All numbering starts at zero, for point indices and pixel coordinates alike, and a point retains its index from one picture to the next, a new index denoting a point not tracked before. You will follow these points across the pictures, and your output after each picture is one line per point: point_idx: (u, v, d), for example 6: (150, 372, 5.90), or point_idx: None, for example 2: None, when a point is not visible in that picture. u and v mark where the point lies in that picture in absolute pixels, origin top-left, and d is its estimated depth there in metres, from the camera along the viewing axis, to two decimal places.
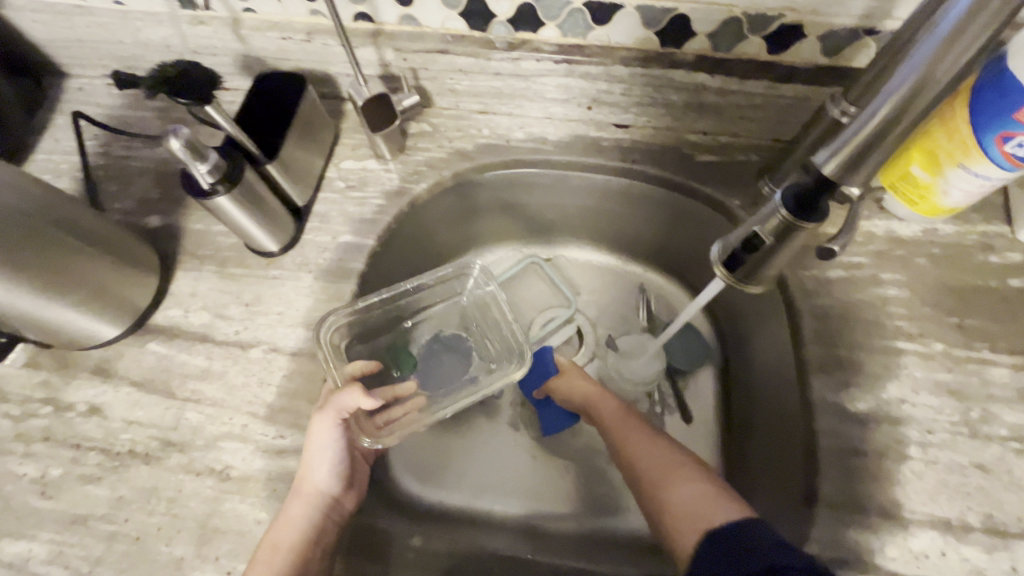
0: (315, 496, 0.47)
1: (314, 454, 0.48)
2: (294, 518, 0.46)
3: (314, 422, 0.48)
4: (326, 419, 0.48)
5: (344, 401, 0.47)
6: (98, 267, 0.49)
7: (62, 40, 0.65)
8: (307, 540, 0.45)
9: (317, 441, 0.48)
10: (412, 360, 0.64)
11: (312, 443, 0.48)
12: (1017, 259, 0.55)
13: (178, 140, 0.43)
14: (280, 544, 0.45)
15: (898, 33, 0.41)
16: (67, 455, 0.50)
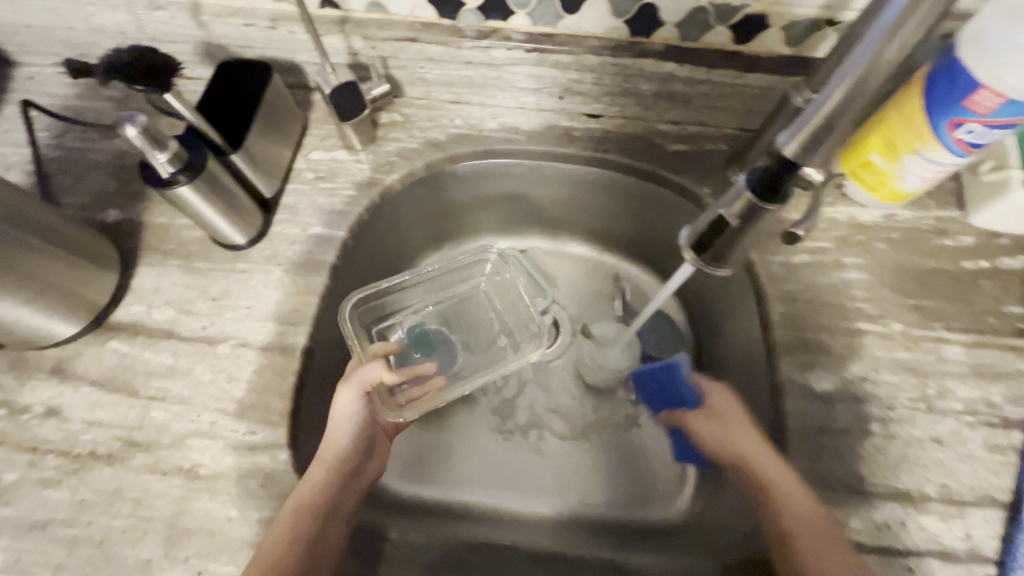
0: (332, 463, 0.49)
1: (337, 424, 0.51)
2: (315, 485, 0.46)
3: (337, 397, 0.52)
4: (350, 392, 0.52)
5: (368, 374, 0.52)
6: (51, 262, 0.47)
7: (8, 25, 0.62)
8: (328, 508, 0.46)
9: (343, 412, 0.52)
10: (428, 346, 0.68)
11: (336, 414, 0.52)
12: (970, 242, 0.58)
13: (133, 128, 0.41)
14: (302, 510, 0.45)
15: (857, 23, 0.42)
16: (23, 459, 0.48)
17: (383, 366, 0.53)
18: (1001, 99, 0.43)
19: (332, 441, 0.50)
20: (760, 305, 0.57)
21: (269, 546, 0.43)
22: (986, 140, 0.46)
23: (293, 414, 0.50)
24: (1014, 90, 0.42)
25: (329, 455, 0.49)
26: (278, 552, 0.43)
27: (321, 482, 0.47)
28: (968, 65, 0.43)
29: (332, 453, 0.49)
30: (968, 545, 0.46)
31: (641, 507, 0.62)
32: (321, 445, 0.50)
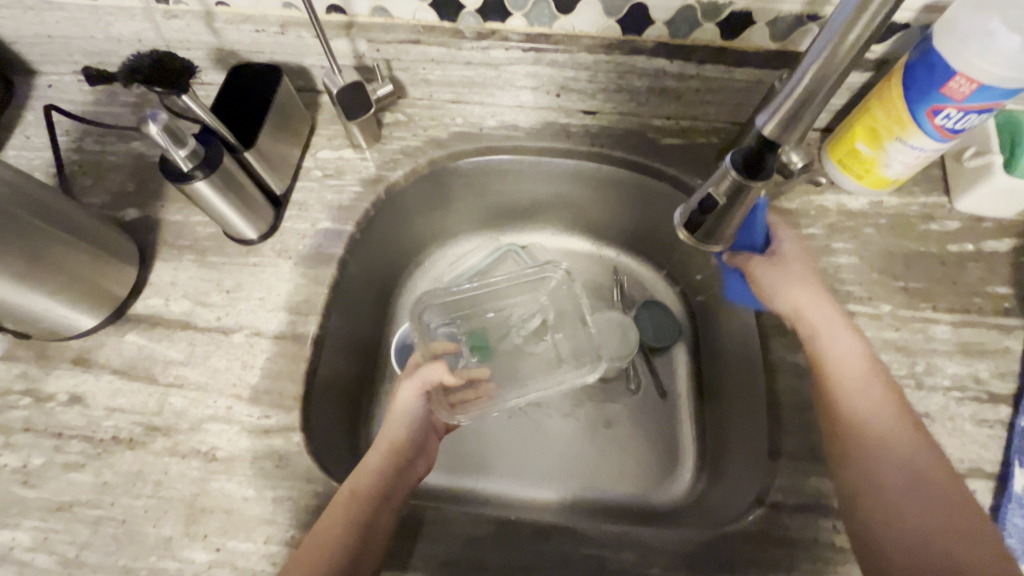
0: (388, 453, 0.50)
1: (396, 419, 0.53)
2: (370, 473, 0.48)
3: (400, 393, 0.54)
4: (411, 387, 0.54)
5: (430, 372, 0.54)
6: (76, 256, 0.50)
7: (31, 36, 0.65)
8: (382, 493, 0.47)
9: (403, 407, 0.53)
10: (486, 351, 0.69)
11: (396, 409, 0.54)
12: (956, 226, 0.60)
13: (156, 126, 0.44)
14: (357, 494, 0.46)
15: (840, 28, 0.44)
16: (50, 444, 0.50)
17: (444, 365, 0.54)
18: (976, 84, 0.45)
19: (390, 433, 0.52)
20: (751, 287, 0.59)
21: (326, 520, 0.44)
22: (964, 126, 0.48)
23: (305, 397, 0.53)
24: (988, 75, 0.44)
25: (388, 445, 0.51)
26: (331, 528, 0.44)
27: (376, 471, 0.48)
28: (943, 53, 0.46)
29: (389, 442, 0.51)
30: None
31: (647, 488, 0.64)
32: (381, 438, 0.52)
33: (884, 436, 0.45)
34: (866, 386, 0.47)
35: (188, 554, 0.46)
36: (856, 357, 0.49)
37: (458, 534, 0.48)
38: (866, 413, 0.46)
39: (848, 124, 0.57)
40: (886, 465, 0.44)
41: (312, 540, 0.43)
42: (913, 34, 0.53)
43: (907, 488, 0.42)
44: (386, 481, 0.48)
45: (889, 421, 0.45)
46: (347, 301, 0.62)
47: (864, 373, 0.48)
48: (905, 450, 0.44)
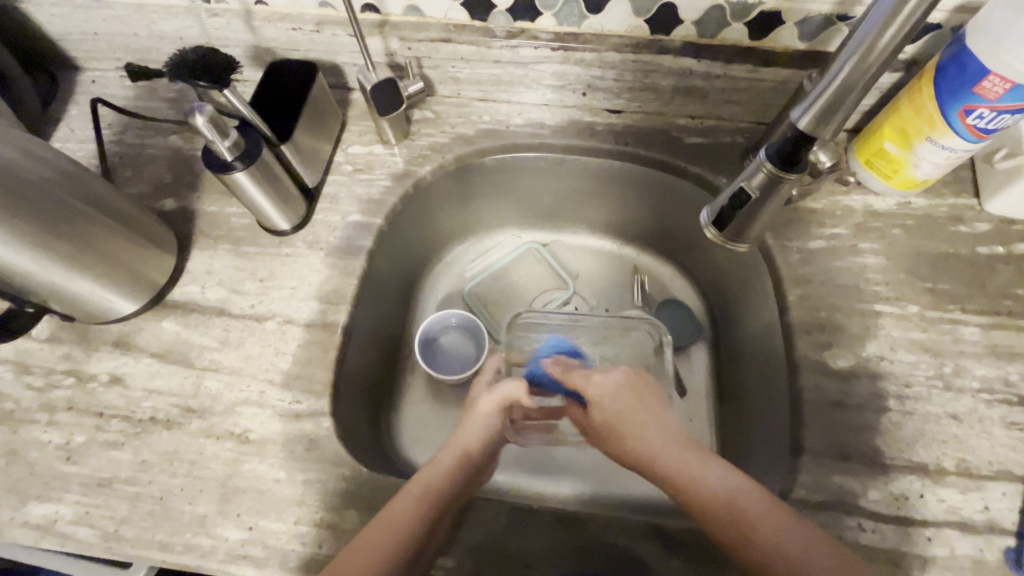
0: (459, 460, 0.51)
1: (473, 428, 0.54)
2: (439, 473, 0.49)
3: (480, 405, 0.56)
4: (490, 403, 0.56)
5: (508, 391, 0.56)
6: (120, 242, 0.52)
7: (79, 33, 0.68)
8: (448, 497, 0.48)
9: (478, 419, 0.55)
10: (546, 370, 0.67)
11: (474, 418, 0.55)
12: (986, 228, 0.59)
13: (201, 117, 0.45)
14: (428, 491, 0.46)
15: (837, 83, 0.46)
16: (91, 422, 0.52)
17: (523, 388, 0.57)
18: (1010, 84, 0.45)
19: (461, 443, 0.53)
20: (775, 285, 0.59)
21: (393, 511, 0.45)
22: (997, 126, 0.48)
23: (334, 384, 0.54)
24: (1022, 75, 0.44)
25: (458, 453, 0.52)
26: (398, 518, 0.44)
27: (445, 474, 0.49)
28: (976, 53, 0.46)
29: (462, 450, 0.52)
30: (986, 517, 0.47)
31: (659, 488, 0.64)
32: (453, 444, 0.53)
33: (745, 503, 0.44)
34: (688, 460, 0.48)
35: (221, 532, 0.47)
36: (668, 436, 0.51)
37: (493, 522, 0.48)
38: (700, 485, 0.46)
39: (876, 124, 0.57)
40: (784, 542, 0.42)
41: (374, 528, 0.44)
42: (946, 35, 0.53)
43: (799, 557, 0.41)
44: (451, 484, 0.49)
45: (724, 493, 0.45)
46: (374, 293, 0.64)
47: (670, 445, 0.50)
48: (784, 517, 0.43)
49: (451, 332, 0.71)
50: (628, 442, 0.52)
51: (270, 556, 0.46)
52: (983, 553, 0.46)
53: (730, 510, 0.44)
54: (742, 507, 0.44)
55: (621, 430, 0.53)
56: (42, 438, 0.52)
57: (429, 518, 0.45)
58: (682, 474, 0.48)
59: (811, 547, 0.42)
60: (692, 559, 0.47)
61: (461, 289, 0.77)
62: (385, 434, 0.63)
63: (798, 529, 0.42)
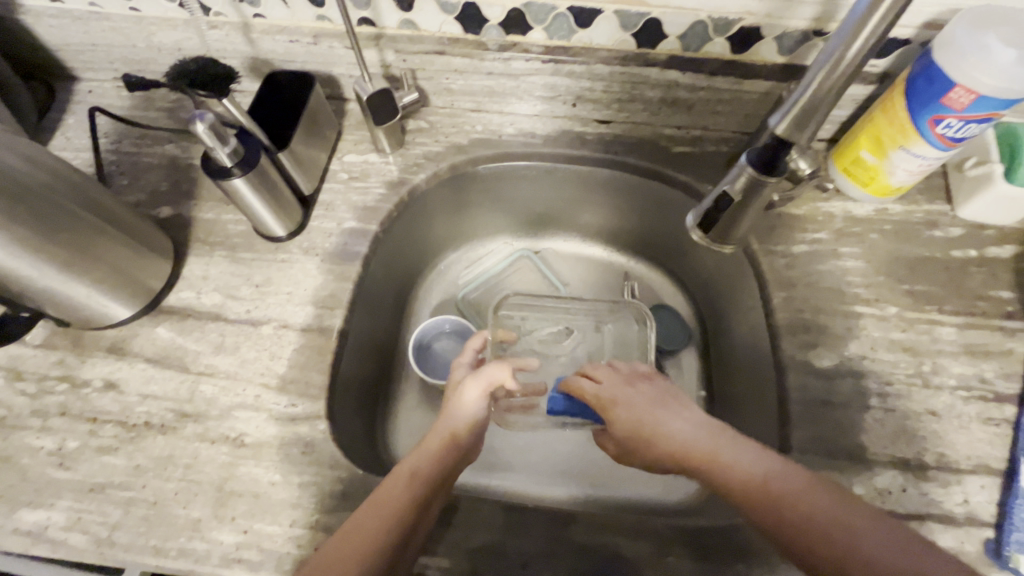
0: (450, 442, 0.49)
1: (458, 410, 0.51)
2: (428, 459, 0.47)
3: (463, 388, 0.53)
4: (475, 388, 0.53)
5: (493, 374, 0.53)
6: (118, 248, 0.52)
7: (77, 45, 0.69)
8: (436, 482, 0.46)
9: (467, 403, 0.52)
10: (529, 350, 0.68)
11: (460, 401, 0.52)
12: (959, 232, 0.62)
13: (201, 125, 0.46)
14: (417, 475, 0.46)
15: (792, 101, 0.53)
16: (84, 428, 0.52)
17: (507, 369, 0.54)
18: (975, 95, 0.47)
19: (450, 425, 0.50)
20: (760, 288, 0.61)
21: (385, 497, 0.44)
22: (964, 135, 0.50)
23: (330, 388, 0.54)
24: (986, 87, 0.46)
25: (447, 436, 0.49)
26: (389, 507, 0.43)
27: (434, 457, 0.48)
28: (942, 67, 0.48)
29: (451, 432, 0.50)
30: (966, 509, 0.49)
31: (652, 490, 0.64)
32: (441, 425, 0.50)
33: (782, 489, 0.41)
34: (723, 449, 0.44)
35: (216, 536, 0.47)
36: (696, 427, 0.47)
37: (490, 522, 0.49)
38: (731, 474, 0.43)
39: (853, 134, 0.60)
40: (824, 520, 0.39)
41: (361, 518, 0.43)
42: (914, 49, 0.56)
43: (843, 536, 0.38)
44: (441, 467, 0.47)
45: (762, 475, 0.42)
46: (369, 299, 0.64)
47: (696, 435, 0.46)
48: (820, 492, 0.41)
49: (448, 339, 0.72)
50: (659, 434, 0.47)
51: (265, 559, 0.46)
52: (964, 544, 0.48)
53: (772, 499, 0.41)
54: (783, 497, 0.41)
55: (649, 425, 0.48)
56: (34, 444, 0.52)
57: (418, 502, 0.44)
58: (716, 461, 0.44)
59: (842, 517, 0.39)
60: (682, 557, 0.48)
61: (455, 296, 0.78)
62: (380, 439, 0.64)
63: (846, 507, 0.40)
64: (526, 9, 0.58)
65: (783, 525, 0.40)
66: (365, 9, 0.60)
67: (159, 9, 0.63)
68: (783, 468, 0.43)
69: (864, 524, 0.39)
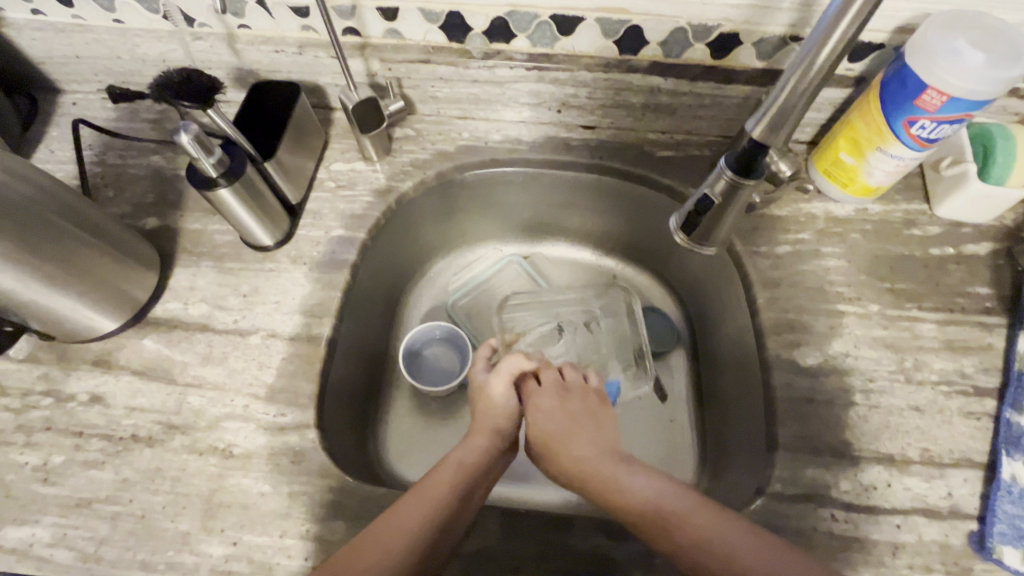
0: (492, 436, 0.53)
1: (495, 407, 0.56)
2: (472, 450, 0.51)
3: (493, 384, 0.57)
4: (501, 381, 0.57)
5: (512, 365, 0.58)
6: (103, 260, 0.52)
7: (60, 57, 0.69)
8: (482, 471, 0.50)
9: (497, 397, 0.56)
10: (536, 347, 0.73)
11: (490, 395, 0.56)
12: (938, 231, 0.63)
13: (186, 136, 0.46)
14: (464, 465, 0.49)
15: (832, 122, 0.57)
16: (70, 442, 0.52)
17: (528, 361, 0.59)
18: (946, 96, 0.48)
19: (491, 420, 0.55)
20: (746, 289, 0.62)
21: (431, 484, 0.47)
22: (938, 136, 0.51)
23: (319, 396, 0.54)
24: (957, 88, 0.47)
25: (490, 430, 0.54)
26: (434, 496, 0.46)
27: (480, 450, 0.52)
28: (914, 69, 0.49)
29: (493, 426, 0.54)
30: (950, 503, 0.50)
31: None
32: (483, 420, 0.55)
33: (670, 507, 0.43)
34: (615, 472, 0.47)
35: (205, 548, 0.47)
36: (598, 449, 0.50)
37: (481, 527, 0.49)
38: (618, 491, 0.45)
39: (831, 136, 0.61)
40: (709, 531, 0.40)
41: (400, 509, 0.44)
42: (888, 53, 0.57)
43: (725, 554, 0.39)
44: (485, 457, 0.51)
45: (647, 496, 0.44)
46: (358, 307, 0.64)
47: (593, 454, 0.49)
48: (709, 509, 0.42)
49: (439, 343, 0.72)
50: (558, 453, 0.50)
51: (255, 570, 0.46)
52: (949, 537, 0.48)
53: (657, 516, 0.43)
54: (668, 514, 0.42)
55: (551, 441, 0.51)
56: (18, 460, 0.51)
57: (465, 488, 0.48)
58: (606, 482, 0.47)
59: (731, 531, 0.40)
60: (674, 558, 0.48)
61: (445, 302, 0.79)
62: (371, 448, 0.63)
63: (737, 527, 0.40)
64: (509, 18, 0.58)
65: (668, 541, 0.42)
66: (349, 19, 0.60)
67: (143, 21, 0.63)
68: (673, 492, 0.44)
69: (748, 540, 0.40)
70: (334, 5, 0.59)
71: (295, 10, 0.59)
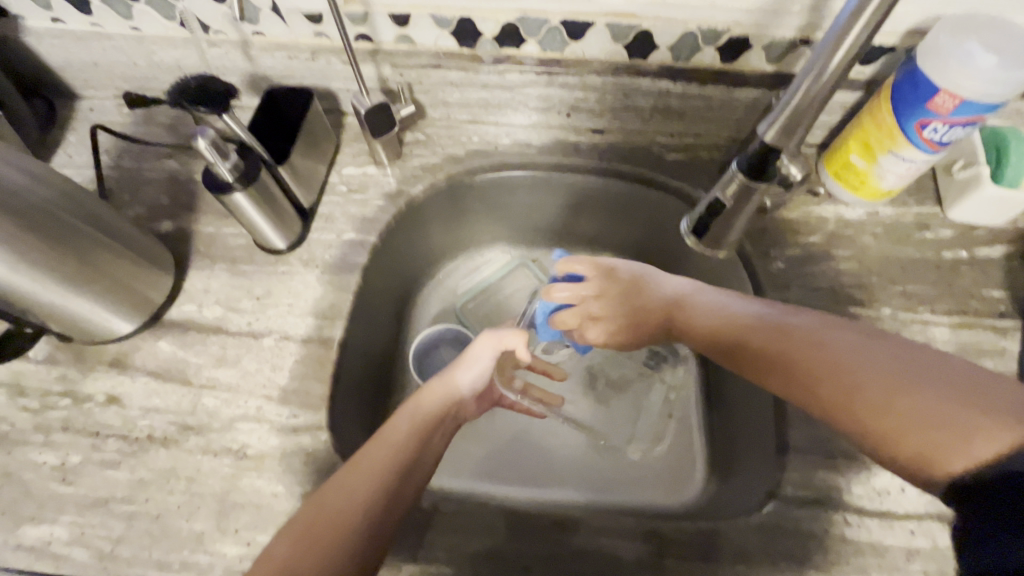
0: (449, 390, 0.56)
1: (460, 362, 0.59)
2: (432, 399, 0.54)
3: (476, 346, 0.59)
4: (487, 343, 0.60)
5: (509, 337, 0.60)
6: (120, 262, 0.53)
7: (78, 64, 0.70)
8: (438, 418, 0.53)
9: (471, 357, 0.59)
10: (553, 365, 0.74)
11: (468, 357, 0.59)
12: (950, 234, 0.63)
13: (203, 141, 0.48)
14: (420, 413, 0.52)
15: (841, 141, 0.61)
16: (87, 442, 0.53)
17: (524, 338, 0.61)
18: (959, 100, 0.48)
19: (454, 376, 0.58)
20: (756, 292, 0.62)
21: (392, 433, 0.49)
22: (950, 138, 0.51)
23: (331, 398, 0.55)
24: (968, 91, 0.47)
25: (450, 382, 0.57)
26: (395, 443, 0.48)
27: (436, 399, 0.55)
28: (925, 71, 0.49)
29: (453, 383, 0.57)
30: None
31: (651, 496, 0.65)
32: (446, 377, 0.57)
33: (754, 340, 0.50)
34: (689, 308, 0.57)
35: (219, 548, 0.47)
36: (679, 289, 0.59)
37: (490, 527, 0.49)
38: (697, 326, 0.56)
39: (842, 139, 0.61)
40: (787, 351, 0.47)
41: (365, 457, 0.46)
42: (899, 57, 0.57)
43: (842, 377, 0.42)
44: (440, 409, 0.54)
45: (723, 320, 0.53)
46: (368, 309, 0.65)
47: (659, 304, 0.60)
48: (817, 350, 0.45)
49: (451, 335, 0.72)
50: (636, 303, 0.61)
51: None
52: None
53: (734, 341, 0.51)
54: (743, 338, 0.51)
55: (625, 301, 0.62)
56: (37, 459, 0.52)
57: (424, 432, 0.51)
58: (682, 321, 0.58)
59: (863, 355, 0.43)
60: (683, 558, 0.48)
61: (453, 305, 0.79)
62: None
63: (870, 357, 0.42)
64: (520, 23, 0.59)
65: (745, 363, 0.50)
66: (362, 25, 0.61)
67: (159, 28, 0.64)
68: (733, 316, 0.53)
69: (875, 372, 0.41)
70: (346, 12, 0.59)
71: (308, 17, 0.60)
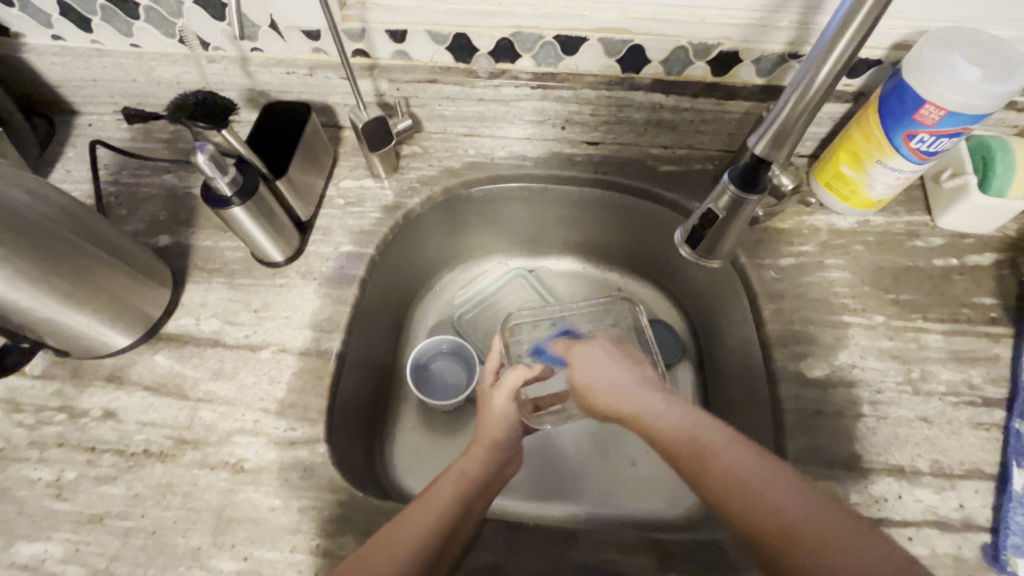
0: (492, 450, 0.54)
1: (492, 418, 0.55)
2: (473, 463, 0.52)
3: (494, 398, 0.57)
4: (502, 395, 0.57)
5: (512, 377, 0.57)
6: (119, 277, 0.53)
7: (77, 80, 0.70)
8: (481, 483, 0.51)
9: (498, 411, 0.56)
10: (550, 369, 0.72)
11: (491, 412, 0.56)
12: (940, 242, 0.64)
13: (202, 156, 0.48)
14: (462, 477, 0.50)
15: (837, 145, 0.61)
16: (83, 458, 0.52)
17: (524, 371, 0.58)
18: (944, 111, 0.49)
19: (491, 432, 0.55)
20: (751, 300, 0.62)
21: (433, 495, 0.48)
22: (937, 149, 0.52)
23: (329, 411, 0.55)
24: (954, 103, 0.48)
25: (488, 443, 0.54)
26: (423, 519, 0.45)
27: (479, 464, 0.52)
28: (912, 84, 0.50)
29: (490, 440, 0.54)
30: (962, 515, 0.49)
31: (652, 506, 0.65)
32: (480, 437, 0.55)
33: (706, 437, 0.43)
34: (651, 403, 0.49)
35: (216, 564, 0.47)
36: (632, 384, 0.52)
37: (494, 542, 0.49)
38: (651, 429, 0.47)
39: (832, 150, 0.62)
40: (735, 466, 0.41)
41: (406, 515, 0.46)
42: (886, 68, 0.58)
43: (755, 484, 0.39)
44: (484, 470, 0.52)
45: (688, 430, 0.44)
46: (366, 321, 0.65)
47: (627, 386, 0.52)
48: (791, 481, 0.39)
49: (439, 346, 0.72)
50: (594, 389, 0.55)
51: None
52: (962, 550, 0.48)
53: (692, 443, 0.43)
54: (703, 440, 0.43)
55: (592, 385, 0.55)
56: (32, 476, 0.51)
57: (466, 502, 0.48)
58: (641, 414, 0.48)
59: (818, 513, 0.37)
60: (684, 569, 0.48)
61: (451, 316, 0.80)
62: (378, 463, 0.63)
63: (780, 470, 0.40)
64: (515, 38, 0.60)
65: (723, 496, 0.40)
66: (359, 41, 0.62)
67: (159, 45, 0.65)
68: (705, 420, 0.45)
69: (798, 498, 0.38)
70: (343, 28, 0.60)
71: (306, 33, 0.61)
